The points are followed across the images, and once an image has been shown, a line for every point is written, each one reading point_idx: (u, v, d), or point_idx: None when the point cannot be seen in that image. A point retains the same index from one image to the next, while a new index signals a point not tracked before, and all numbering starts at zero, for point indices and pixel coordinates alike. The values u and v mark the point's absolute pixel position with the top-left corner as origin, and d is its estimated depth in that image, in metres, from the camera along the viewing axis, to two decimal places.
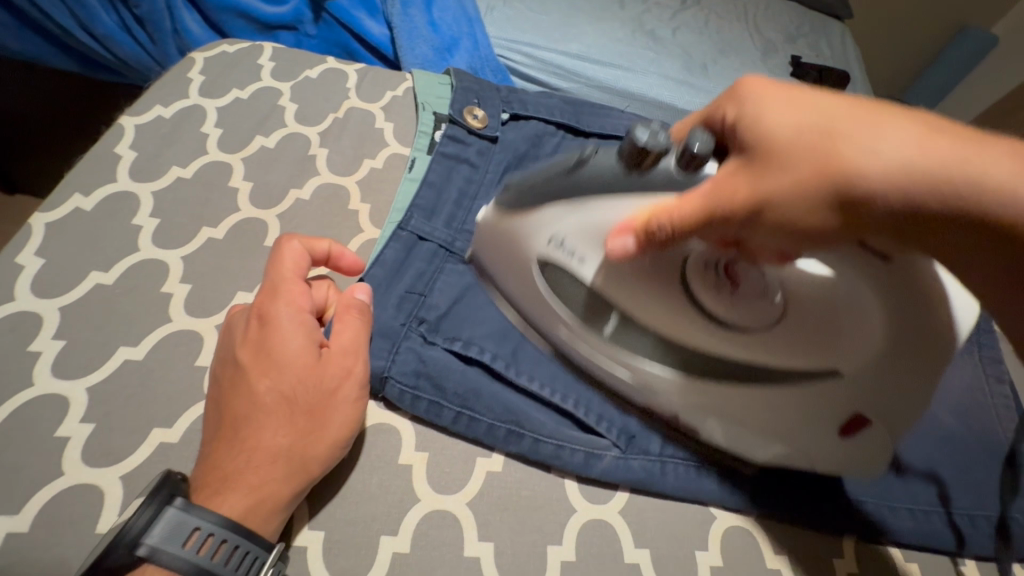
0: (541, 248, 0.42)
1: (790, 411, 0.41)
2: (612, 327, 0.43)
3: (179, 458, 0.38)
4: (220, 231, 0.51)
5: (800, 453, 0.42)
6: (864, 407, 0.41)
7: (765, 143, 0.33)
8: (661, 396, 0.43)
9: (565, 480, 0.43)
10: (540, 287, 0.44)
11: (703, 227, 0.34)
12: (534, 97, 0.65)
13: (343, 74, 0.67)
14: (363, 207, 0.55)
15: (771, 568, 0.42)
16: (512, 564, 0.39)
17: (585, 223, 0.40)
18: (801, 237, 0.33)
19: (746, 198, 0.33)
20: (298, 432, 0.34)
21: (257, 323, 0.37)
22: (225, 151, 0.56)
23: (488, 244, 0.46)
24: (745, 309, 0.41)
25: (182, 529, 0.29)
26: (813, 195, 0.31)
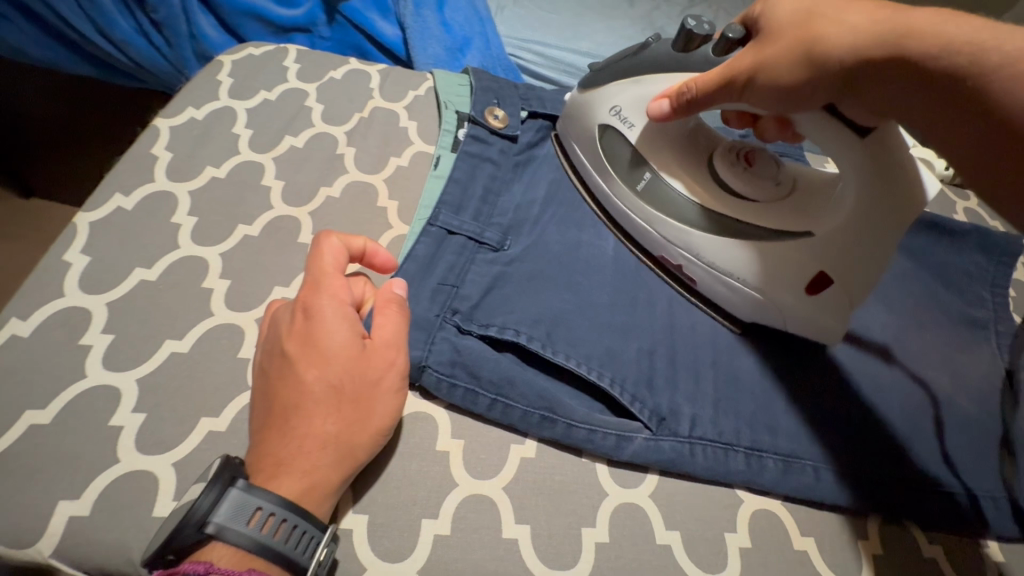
0: (603, 116, 0.56)
1: (773, 258, 0.48)
2: (645, 181, 0.54)
3: (227, 446, 0.40)
4: (255, 228, 0.52)
5: (773, 305, 0.49)
6: (833, 266, 0.46)
7: (768, 25, 0.42)
8: (683, 244, 0.52)
9: (596, 464, 0.44)
10: (597, 147, 0.57)
11: (717, 90, 0.45)
12: (552, 95, 0.67)
13: (366, 74, 0.68)
14: (390, 204, 0.57)
15: (798, 549, 0.43)
16: (547, 545, 0.40)
17: (638, 94, 0.53)
18: (782, 93, 0.41)
19: (745, 62, 0.42)
20: (345, 421, 0.36)
21: (304, 314, 0.38)
22: (256, 151, 0.58)
23: (570, 120, 0.60)
24: (753, 181, 0.52)
25: (245, 509, 0.30)
26: (789, 58, 0.40)
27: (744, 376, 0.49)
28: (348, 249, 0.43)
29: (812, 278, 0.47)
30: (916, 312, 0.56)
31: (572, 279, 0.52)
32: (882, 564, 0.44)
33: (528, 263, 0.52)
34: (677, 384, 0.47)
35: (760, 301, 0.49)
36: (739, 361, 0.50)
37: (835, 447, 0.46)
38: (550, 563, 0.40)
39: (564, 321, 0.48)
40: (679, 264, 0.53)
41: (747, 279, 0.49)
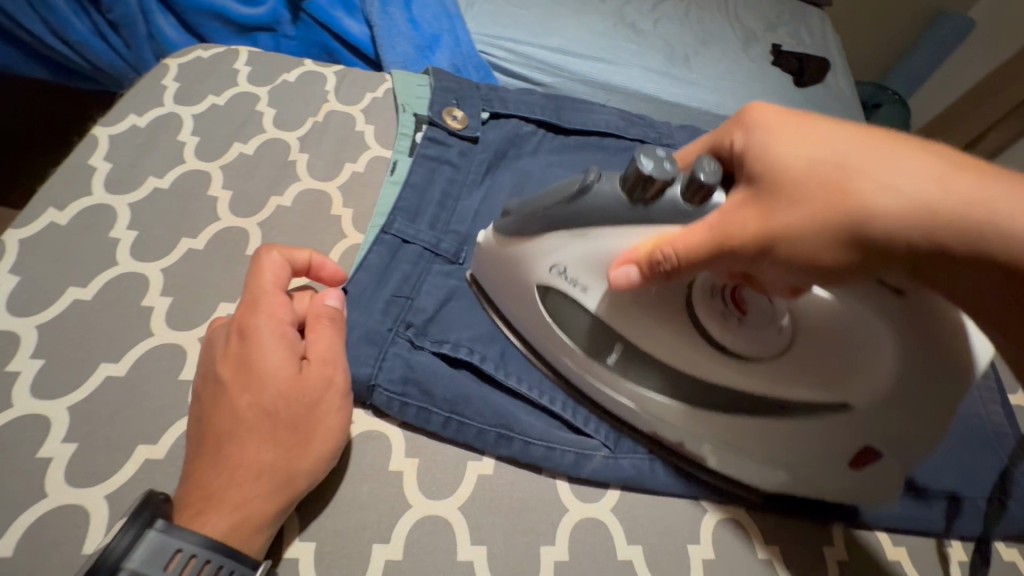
0: (542, 275, 0.42)
1: (800, 438, 0.39)
2: (616, 356, 0.42)
3: (165, 474, 0.38)
4: (200, 241, 0.50)
5: (801, 481, 0.41)
6: (879, 435, 0.38)
7: (775, 177, 0.33)
8: (661, 422, 0.42)
9: (556, 480, 0.43)
10: (546, 318, 0.43)
11: (712, 260, 0.33)
12: (514, 95, 0.65)
13: (321, 76, 0.66)
14: (345, 212, 0.55)
15: (762, 559, 0.42)
16: (505, 565, 0.39)
17: (585, 253, 0.39)
18: (813, 273, 0.33)
19: (757, 231, 0.32)
20: (282, 447, 0.34)
21: (238, 340, 0.36)
22: (203, 159, 0.56)
23: (494, 270, 0.45)
24: (754, 340, 0.40)
25: (163, 552, 0.29)
26: (826, 236, 0.31)
27: None
28: (290, 264, 0.41)
29: (857, 453, 0.39)
30: None
31: None
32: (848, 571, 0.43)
33: None
34: None
35: (786, 477, 0.41)
36: None
37: None
38: None
39: (521, 337, 0.47)
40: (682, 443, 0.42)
41: (762, 454, 0.41)
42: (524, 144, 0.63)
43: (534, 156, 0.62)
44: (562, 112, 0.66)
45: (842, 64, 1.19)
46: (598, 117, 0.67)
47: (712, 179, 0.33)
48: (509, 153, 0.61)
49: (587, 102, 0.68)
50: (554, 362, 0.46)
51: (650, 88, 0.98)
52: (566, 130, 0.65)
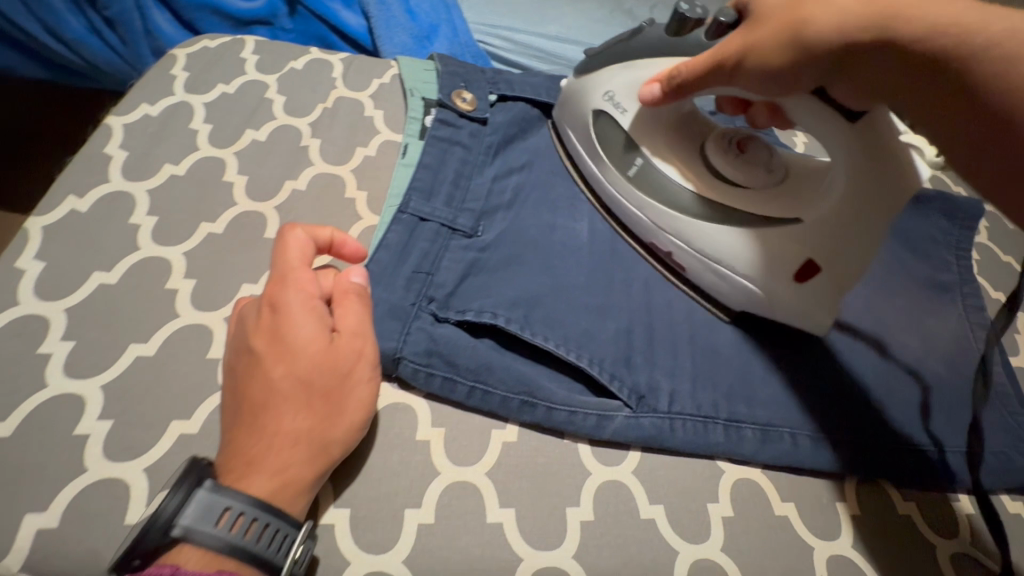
0: (596, 101, 0.56)
1: (762, 244, 0.48)
2: (637, 167, 0.54)
3: (200, 447, 0.39)
4: (219, 225, 0.51)
5: (765, 296, 0.48)
6: (822, 252, 0.46)
7: (756, 8, 0.41)
8: (660, 231, 0.53)
9: (578, 444, 0.44)
10: (591, 134, 0.57)
11: (706, 75, 0.44)
12: (520, 78, 0.66)
13: (328, 64, 0.66)
14: (360, 195, 0.56)
15: (778, 515, 0.44)
16: (533, 526, 0.40)
17: (631, 78, 0.53)
18: (771, 80, 0.41)
19: (732, 48, 0.42)
20: (316, 416, 0.35)
21: (270, 311, 0.37)
22: (217, 146, 0.56)
23: (565, 111, 0.60)
24: (743, 166, 0.52)
25: (213, 509, 0.30)
26: (776, 39, 0.39)
27: (723, 349, 0.50)
28: (314, 241, 0.42)
29: (801, 265, 0.46)
30: (882, 274, 0.57)
31: (549, 263, 0.52)
32: (861, 524, 0.45)
33: (503, 248, 0.52)
34: (655, 360, 0.47)
35: (747, 283, 0.49)
36: (718, 335, 0.51)
37: (810, 413, 0.47)
38: (537, 545, 0.39)
39: (541, 302, 0.48)
40: (669, 252, 0.53)
41: (736, 265, 0.49)
42: (532, 126, 0.64)
43: (542, 138, 0.63)
44: None
45: None
46: None
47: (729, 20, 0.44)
48: (518, 136, 0.62)
49: None
50: (572, 330, 0.47)
51: None
52: None
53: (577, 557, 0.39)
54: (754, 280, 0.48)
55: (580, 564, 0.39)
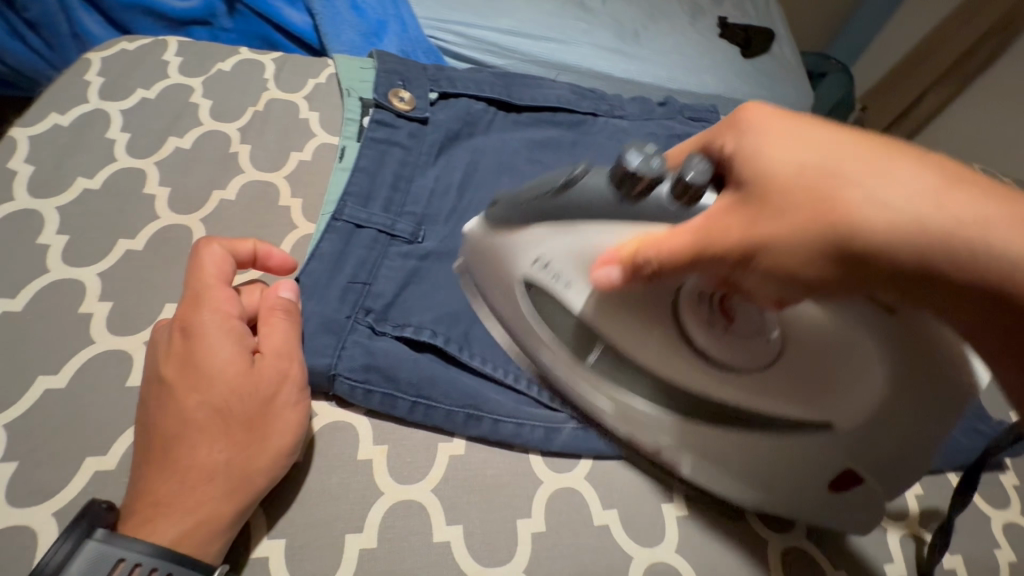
0: (525, 268, 0.38)
1: (769, 454, 0.39)
2: (597, 355, 0.40)
3: (118, 484, 0.36)
4: (139, 241, 0.48)
5: (784, 499, 0.41)
6: (864, 463, 0.38)
7: (763, 180, 0.30)
8: (642, 428, 0.41)
9: (529, 454, 0.43)
10: (528, 311, 0.40)
11: (692, 266, 0.31)
12: (463, 75, 0.64)
13: (259, 64, 0.63)
14: (295, 202, 0.53)
15: (733, 510, 0.44)
16: (482, 543, 0.39)
17: (570, 244, 0.37)
18: (798, 284, 0.30)
19: (737, 236, 0.30)
20: (236, 446, 0.33)
21: (183, 339, 0.35)
22: (136, 156, 0.53)
23: (475, 258, 0.42)
24: (740, 348, 0.38)
25: (105, 561, 0.28)
26: (810, 244, 0.28)
27: None
28: (235, 255, 0.40)
29: (837, 476, 0.38)
30: None
31: None
32: None
33: (445, 255, 0.50)
34: None
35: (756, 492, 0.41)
36: None
37: None
38: (486, 562, 0.38)
39: None
40: (658, 451, 0.42)
41: (746, 469, 0.40)
42: (478, 123, 0.62)
43: (487, 135, 0.61)
44: (512, 89, 0.65)
45: (784, 36, 1.24)
46: (548, 92, 0.66)
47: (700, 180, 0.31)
48: (462, 133, 0.60)
49: (537, 78, 0.67)
50: None
51: (601, 65, 0.99)
52: (517, 106, 0.64)
53: (528, 571, 0.38)
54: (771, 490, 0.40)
55: None
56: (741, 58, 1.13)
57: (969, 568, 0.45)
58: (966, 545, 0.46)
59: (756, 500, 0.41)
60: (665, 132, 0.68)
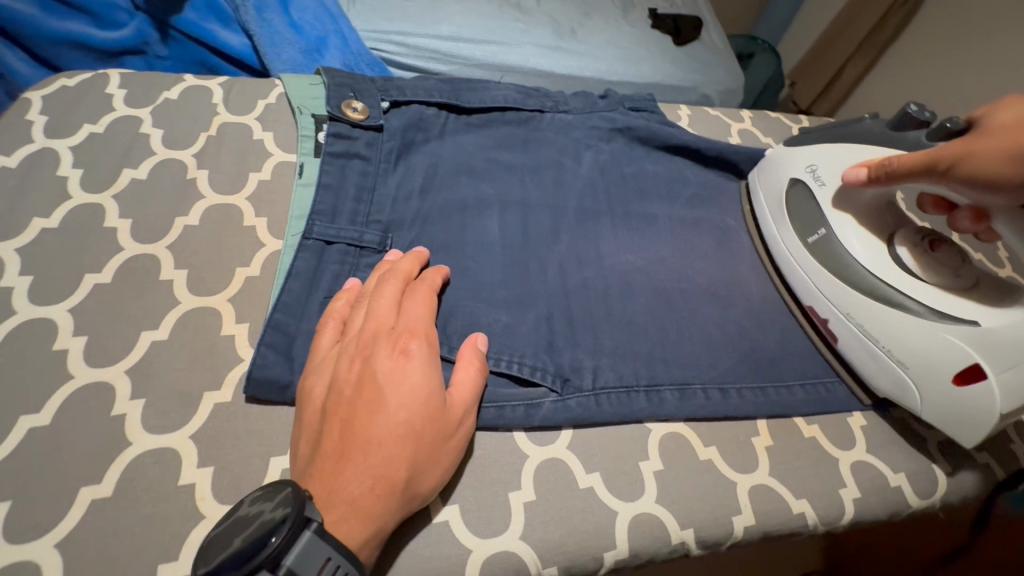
0: (798, 170, 0.61)
1: (894, 325, 0.51)
2: (817, 237, 0.57)
3: (118, 510, 0.37)
4: (106, 274, 0.48)
5: (914, 392, 0.50)
6: (992, 364, 0.45)
7: (991, 122, 0.45)
8: (822, 298, 0.56)
9: (514, 433, 0.46)
10: (783, 198, 0.61)
11: (917, 169, 0.48)
12: (411, 83, 0.66)
13: (205, 89, 0.63)
14: (259, 221, 0.54)
15: (704, 460, 0.48)
16: (478, 518, 0.41)
17: (838, 157, 0.59)
18: (989, 185, 0.44)
19: (956, 149, 0.45)
20: (419, 465, 0.36)
21: (404, 355, 0.38)
22: (92, 192, 0.53)
23: (763, 168, 0.65)
24: (928, 260, 0.53)
25: (317, 558, 0.31)
26: (1005, 151, 0.42)
27: (639, 319, 0.54)
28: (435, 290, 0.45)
29: (964, 369, 0.47)
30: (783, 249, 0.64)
31: (463, 265, 0.53)
32: (774, 453, 0.50)
33: None
34: (577, 342, 0.50)
35: (908, 377, 0.50)
36: (631, 306, 0.55)
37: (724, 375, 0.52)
38: (483, 534, 0.40)
39: (460, 308, 0.50)
40: (825, 320, 0.56)
41: (895, 349, 0.51)
42: (430, 128, 0.64)
43: (441, 139, 0.64)
44: (460, 93, 0.68)
45: (711, 23, 1.32)
46: (494, 93, 0.70)
47: (956, 127, 0.47)
48: (416, 140, 0.63)
49: (482, 81, 0.70)
50: (494, 330, 0.49)
51: (543, 63, 1.03)
52: (467, 109, 0.67)
53: (524, 538, 0.41)
54: (909, 367, 0.50)
55: (527, 544, 0.41)
56: (674, 46, 1.20)
57: (911, 484, 0.51)
58: (905, 463, 0.52)
59: (895, 380, 0.52)
60: (608, 122, 0.72)
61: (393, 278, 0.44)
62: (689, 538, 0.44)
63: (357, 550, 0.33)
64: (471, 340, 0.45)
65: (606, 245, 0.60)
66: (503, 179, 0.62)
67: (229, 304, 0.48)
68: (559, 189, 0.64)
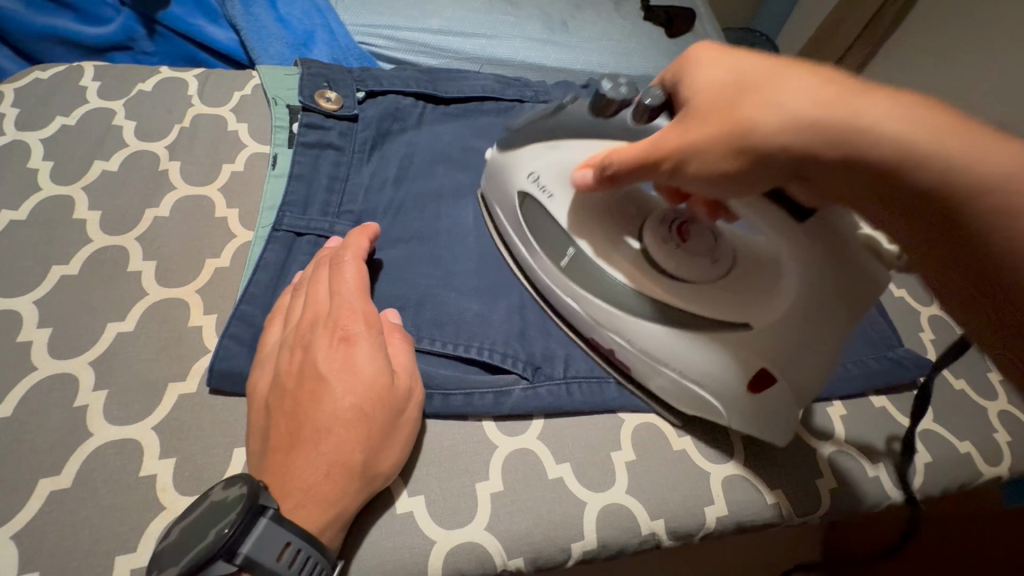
0: (521, 182, 0.51)
1: (687, 345, 0.44)
2: (568, 259, 0.49)
3: (76, 501, 0.37)
4: (73, 266, 0.48)
5: (708, 410, 0.46)
6: (776, 363, 0.42)
7: (693, 102, 0.38)
8: (598, 323, 0.48)
9: (484, 422, 0.45)
10: (518, 217, 0.52)
11: (640, 168, 0.40)
12: (388, 73, 0.66)
13: (181, 82, 0.63)
14: (231, 212, 0.54)
15: (677, 450, 0.47)
16: (444, 509, 0.41)
17: (557, 160, 0.49)
18: (721, 182, 0.37)
19: (673, 142, 0.38)
20: (373, 447, 0.35)
21: (345, 341, 0.37)
22: (62, 184, 0.52)
23: (488, 177, 0.56)
24: (682, 259, 0.47)
25: (276, 543, 0.31)
26: (717, 144, 0.36)
27: None
28: (363, 260, 0.44)
29: (754, 375, 0.43)
30: None
31: (436, 255, 0.53)
32: (749, 443, 0.49)
33: (387, 247, 0.53)
34: (549, 332, 0.50)
35: (704, 398, 0.45)
36: None
37: None
38: (448, 525, 0.40)
39: (432, 298, 0.49)
40: (612, 349, 0.48)
41: (686, 371, 0.45)
42: (406, 118, 0.63)
43: (418, 129, 0.63)
44: (438, 83, 0.67)
45: (705, 13, 1.30)
46: (472, 83, 0.69)
47: (655, 103, 0.41)
48: (392, 130, 0.62)
49: (461, 72, 0.70)
50: (466, 318, 0.48)
51: (532, 56, 1.03)
52: (444, 100, 0.66)
53: (489, 529, 0.40)
54: (706, 386, 0.44)
55: (492, 535, 0.40)
56: (667, 38, 1.18)
57: (890, 473, 0.50)
58: (884, 453, 0.51)
59: (689, 401, 0.46)
60: None
61: (324, 265, 0.43)
62: (659, 529, 0.44)
63: (319, 534, 0.33)
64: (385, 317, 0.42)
65: None
66: (480, 170, 0.62)
67: (198, 295, 0.48)
68: None
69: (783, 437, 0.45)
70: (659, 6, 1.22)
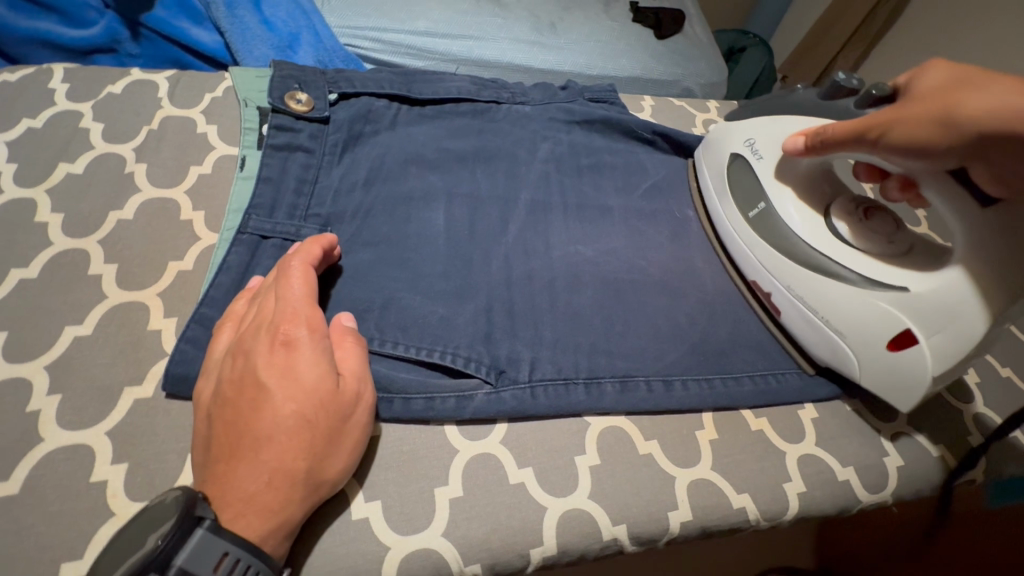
0: (737, 145, 0.61)
1: (838, 293, 0.51)
2: (755, 212, 0.58)
3: (21, 508, 0.37)
4: (33, 269, 0.47)
5: (850, 359, 0.51)
6: (920, 325, 0.46)
7: (913, 90, 0.45)
8: (764, 270, 0.56)
9: (445, 426, 0.45)
10: (724, 173, 0.62)
11: (847, 137, 0.48)
12: (361, 74, 0.65)
13: (152, 84, 0.63)
14: (196, 215, 0.53)
15: (643, 454, 0.47)
16: (400, 516, 0.40)
17: (773, 132, 0.59)
18: (920, 152, 0.43)
19: (884, 115, 0.45)
20: (317, 454, 0.35)
21: (288, 346, 0.36)
22: (25, 186, 0.52)
23: (709, 145, 0.65)
24: (858, 230, 0.53)
25: (212, 553, 0.30)
26: (926, 117, 0.42)
27: (585, 310, 0.53)
28: (312, 264, 0.43)
29: (898, 333, 0.47)
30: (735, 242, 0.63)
31: (404, 257, 0.52)
32: (717, 447, 0.48)
33: (355, 251, 0.52)
34: (516, 334, 0.49)
35: (846, 348, 0.50)
36: (577, 297, 0.53)
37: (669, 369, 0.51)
38: (403, 531, 0.39)
39: (396, 301, 0.49)
40: (770, 294, 0.56)
41: (832, 319, 0.51)
42: (379, 119, 0.63)
43: (392, 131, 0.62)
44: (413, 85, 0.66)
45: (693, 14, 1.30)
46: (447, 85, 0.68)
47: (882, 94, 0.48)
48: (364, 132, 0.62)
49: (436, 73, 0.69)
50: (432, 322, 0.48)
51: (518, 58, 1.02)
52: (419, 101, 0.66)
53: (445, 535, 0.40)
54: (847, 335, 0.50)
55: (448, 541, 0.40)
56: (655, 40, 1.18)
57: (859, 477, 0.50)
58: (855, 456, 0.51)
59: (829, 352, 0.52)
60: (566, 113, 0.71)
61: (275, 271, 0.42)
62: (621, 534, 0.43)
63: (258, 544, 0.32)
64: (339, 320, 0.42)
65: (557, 237, 0.59)
66: (453, 171, 0.61)
67: (158, 299, 0.47)
68: (511, 181, 0.62)
69: (902, 402, 0.49)
70: (648, 7, 1.21)
